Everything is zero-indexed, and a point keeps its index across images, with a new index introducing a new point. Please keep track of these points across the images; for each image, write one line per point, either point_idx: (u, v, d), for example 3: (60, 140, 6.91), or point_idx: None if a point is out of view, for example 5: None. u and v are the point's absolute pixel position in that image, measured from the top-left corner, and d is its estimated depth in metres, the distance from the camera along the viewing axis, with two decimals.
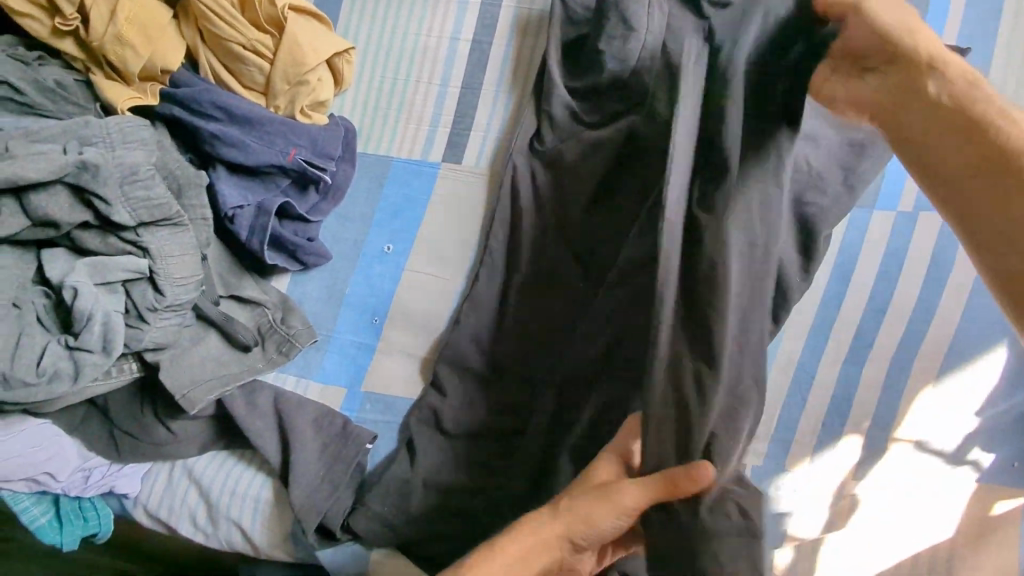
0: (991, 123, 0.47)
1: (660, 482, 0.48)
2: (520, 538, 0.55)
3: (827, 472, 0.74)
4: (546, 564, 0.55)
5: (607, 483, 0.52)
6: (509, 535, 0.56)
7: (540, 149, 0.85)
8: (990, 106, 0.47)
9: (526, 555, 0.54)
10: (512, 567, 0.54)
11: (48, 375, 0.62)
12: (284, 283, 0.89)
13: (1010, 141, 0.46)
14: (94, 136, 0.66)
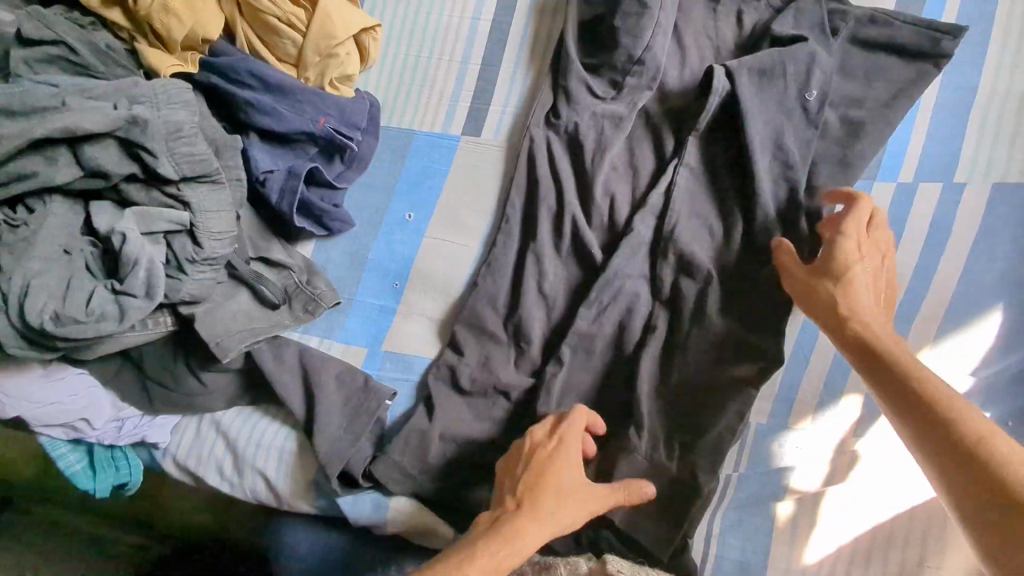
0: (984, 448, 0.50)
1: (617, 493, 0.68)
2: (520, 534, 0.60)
3: (829, 429, 0.78)
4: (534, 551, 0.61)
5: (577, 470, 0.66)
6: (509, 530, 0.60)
7: (557, 123, 0.89)
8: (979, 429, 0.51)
9: (521, 548, 0.60)
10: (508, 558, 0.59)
11: (96, 315, 0.66)
12: (309, 248, 0.93)
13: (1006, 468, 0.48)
14: (143, 96, 0.70)
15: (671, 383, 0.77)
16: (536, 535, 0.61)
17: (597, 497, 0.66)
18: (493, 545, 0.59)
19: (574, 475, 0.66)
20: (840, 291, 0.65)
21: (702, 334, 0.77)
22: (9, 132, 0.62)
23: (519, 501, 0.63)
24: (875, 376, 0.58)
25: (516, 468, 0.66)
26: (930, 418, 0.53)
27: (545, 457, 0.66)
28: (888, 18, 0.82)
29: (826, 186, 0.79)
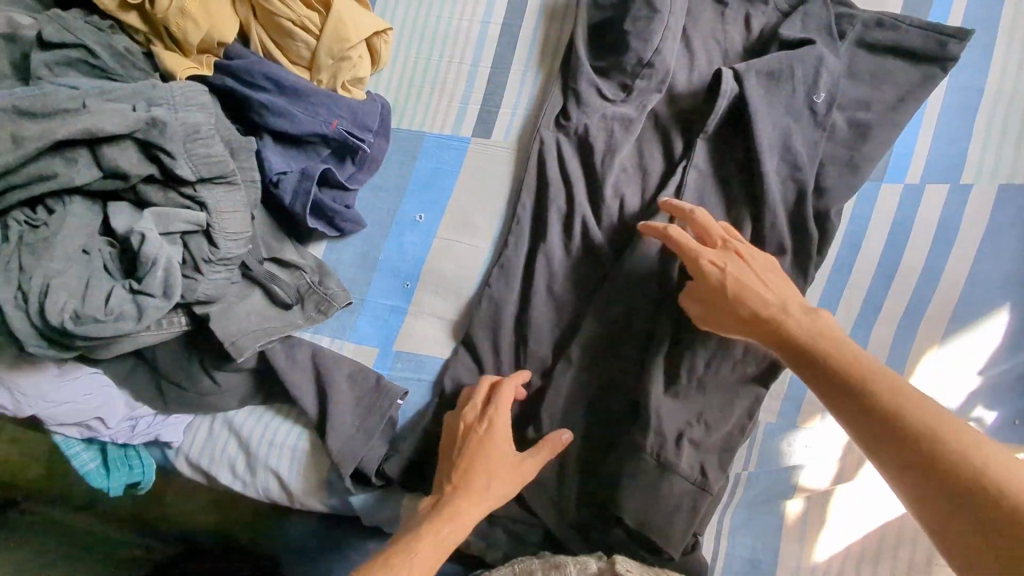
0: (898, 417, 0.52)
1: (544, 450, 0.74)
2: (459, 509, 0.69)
3: (836, 428, 0.79)
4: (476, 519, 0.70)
5: (507, 442, 0.74)
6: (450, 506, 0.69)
7: (567, 125, 0.90)
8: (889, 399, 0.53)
9: (462, 521, 0.69)
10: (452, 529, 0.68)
11: (115, 314, 0.67)
12: (320, 249, 0.94)
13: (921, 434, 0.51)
14: (161, 98, 0.71)
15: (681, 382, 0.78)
16: (473, 509, 0.70)
17: (527, 462, 0.74)
18: (438, 524, 0.68)
19: (505, 444, 0.74)
20: (750, 302, 0.64)
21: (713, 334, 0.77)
22: (31, 134, 0.63)
23: (454, 484, 0.72)
24: (801, 373, 0.60)
25: (455, 449, 0.75)
26: (872, 422, 0.53)
27: (480, 434, 0.74)
28: (895, 21, 0.83)
29: (834, 187, 0.80)
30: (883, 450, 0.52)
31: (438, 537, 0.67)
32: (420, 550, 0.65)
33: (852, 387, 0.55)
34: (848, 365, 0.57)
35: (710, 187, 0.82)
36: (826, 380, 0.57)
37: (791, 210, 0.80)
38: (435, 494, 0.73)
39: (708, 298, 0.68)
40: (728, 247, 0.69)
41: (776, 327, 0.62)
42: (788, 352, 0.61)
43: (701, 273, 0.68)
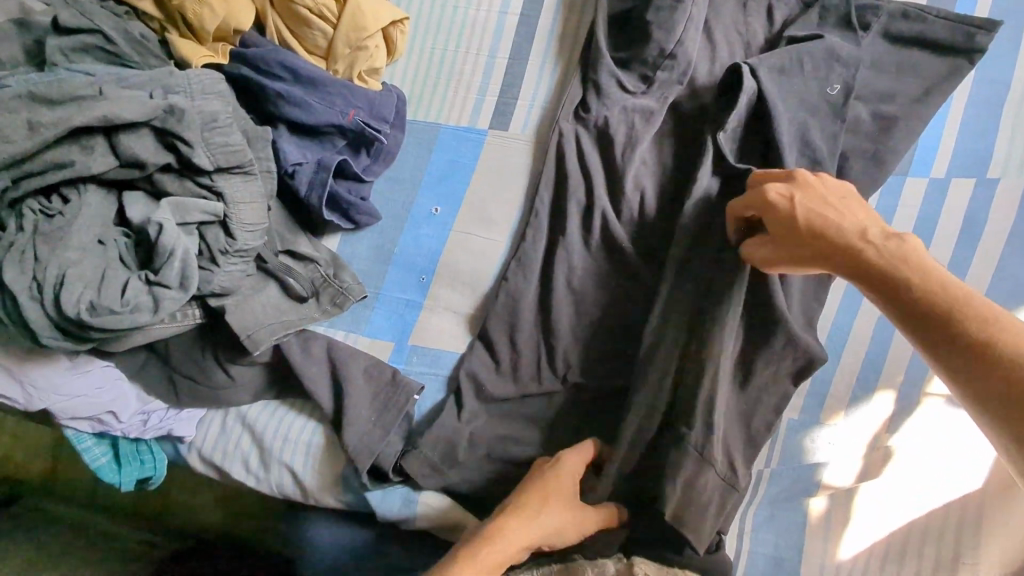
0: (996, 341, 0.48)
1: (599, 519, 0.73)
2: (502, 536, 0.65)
3: (861, 425, 0.78)
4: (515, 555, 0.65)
5: (568, 492, 0.71)
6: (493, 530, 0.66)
7: (586, 117, 0.89)
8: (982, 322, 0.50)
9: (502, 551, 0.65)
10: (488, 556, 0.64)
11: (131, 306, 0.65)
12: (334, 242, 0.93)
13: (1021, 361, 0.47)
14: (178, 86, 0.70)
15: None
16: (517, 542, 0.65)
17: (584, 519, 0.71)
18: (473, 550, 0.64)
19: (571, 495, 0.71)
20: (827, 233, 0.59)
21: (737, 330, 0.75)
22: (47, 120, 0.61)
23: (501, 507, 0.69)
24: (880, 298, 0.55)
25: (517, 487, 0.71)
26: (961, 352, 0.50)
27: (547, 475, 0.71)
28: (921, 13, 0.82)
29: (859, 181, 0.79)
30: (971, 377, 0.49)
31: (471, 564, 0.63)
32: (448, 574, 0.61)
33: (941, 313, 0.51)
34: (937, 293, 0.52)
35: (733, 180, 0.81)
36: (913, 307, 0.53)
37: None
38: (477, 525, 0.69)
39: (778, 235, 0.63)
40: (796, 179, 0.64)
41: (857, 255, 0.57)
42: (860, 280, 0.57)
43: (768, 211, 0.63)
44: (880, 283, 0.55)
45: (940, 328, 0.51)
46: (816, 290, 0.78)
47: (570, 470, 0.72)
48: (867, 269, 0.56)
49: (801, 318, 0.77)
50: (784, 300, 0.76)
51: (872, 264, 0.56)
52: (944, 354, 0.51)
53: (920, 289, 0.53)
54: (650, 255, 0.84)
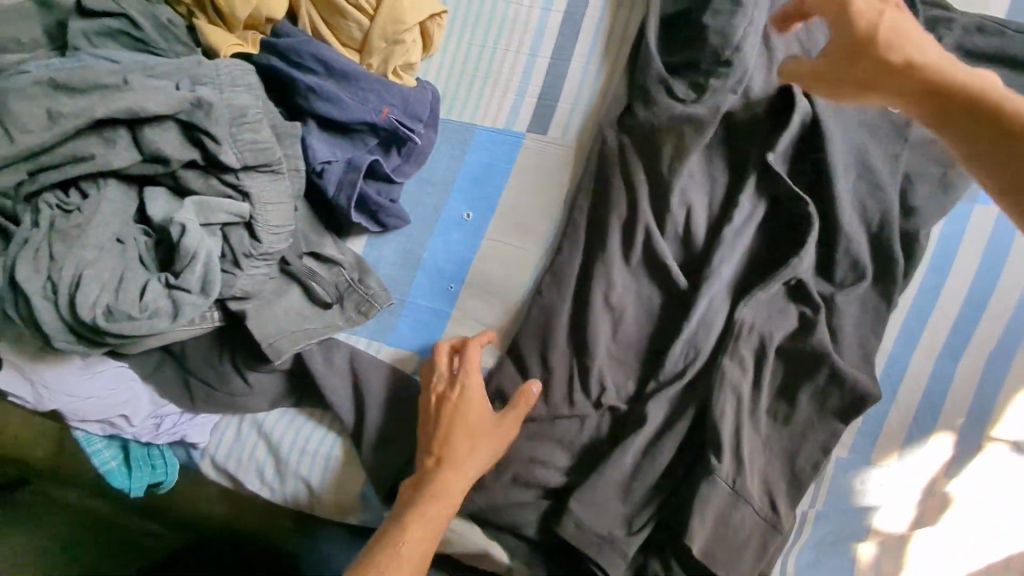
0: None
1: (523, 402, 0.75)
2: (444, 484, 0.70)
3: (917, 468, 0.73)
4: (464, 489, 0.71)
5: (490, 420, 0.74)
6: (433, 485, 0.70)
7: (631, 124, 0.83)
8: None
9: (449, 494, 0.70)
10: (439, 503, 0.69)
11: (149, 311, 0.61)
12: (359, 245, 0.88)
13: None
14: (206, 77, 0.65)
15: (750, 411, 0.73)
16: (459, 487, 0.70)
17: (504, 427, 0.74)
18: (422, 508, 0.68)
19: (484, 415, 0.74)
20: (914, 55, 0.51)
21: (787, 361, 0.74)
22: (68, 110, 0.57)
23: (437, 457, 0.71)
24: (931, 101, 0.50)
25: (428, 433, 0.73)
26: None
27: (456, 407, 0.73)
28: (999, 27, 0.76)
29: (925, 207, 0.75)
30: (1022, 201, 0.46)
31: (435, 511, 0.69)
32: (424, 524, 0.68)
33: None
34: None
35: (789, 199, 0.77)
36: (1013, 144, 0.46)
37: (875, 231, 0.76)
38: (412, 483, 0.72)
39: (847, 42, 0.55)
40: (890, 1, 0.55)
41: (954, 81, 0.49)
42: (915, 90, 0.51)
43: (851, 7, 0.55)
44: (984, 114, 0.47)
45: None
46: (872, 322, 0.75)
47: (476, 388, 0.74)
48: (945, 95, 0.49)
49: (855, 350, 0.74)
50: (837, 331, 0.74)
51: (981, 99, 0.48)
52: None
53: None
54: (696, 275, 0.80)
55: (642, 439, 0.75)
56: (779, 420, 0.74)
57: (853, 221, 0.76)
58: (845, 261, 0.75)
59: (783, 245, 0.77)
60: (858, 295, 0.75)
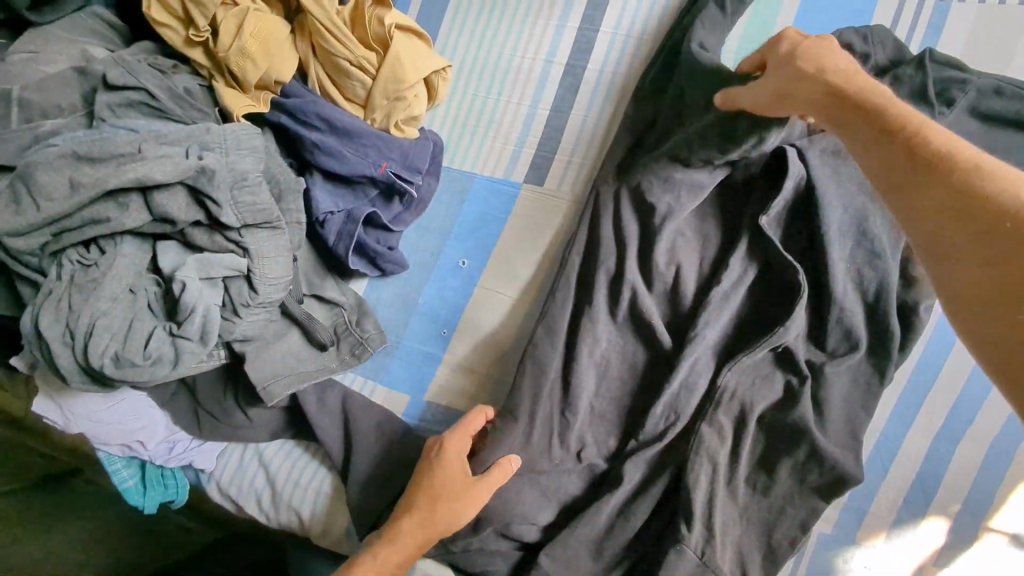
0: (918, 130, 0.48)
1: (502, 468, 0.74)
2: (400, 528, 0.71)
3: (903, 553, 0.70)
4: (418, 540, 0.71)
5: (465, 477, 0.73)
6: (392, 526, 0.72)
7: (627, 177, 0.82)
8: (912, 119, 0.50)
9: (401, 540, 0.71)
10: (391, 547, 0.71)
11: (153, 358, 0.68)
12: (362, 286, 0.93)
13: (941, 145, 0.46)
14: (214, 143, 0.72)
15: (727, 480, 0.72)
16: (416, 535, 0.71)
17: (475, 491, 0.72)
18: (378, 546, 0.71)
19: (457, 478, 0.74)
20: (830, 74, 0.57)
21: (768, 431, 0.72)
22: (87, 179, 0.65)
23: (404, 502, 0.74)
24: (828, 110, 0.56)
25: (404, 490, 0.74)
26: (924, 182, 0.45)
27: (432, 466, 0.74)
28: (1019, 90, 0.71)
29: (926, 278, 0.72)
30: (907, 190, 0.47)
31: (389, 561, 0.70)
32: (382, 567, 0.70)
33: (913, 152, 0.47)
34: (902, 114, 0.50)
35: (782, 262, 0.74)
36: (890, 146, 0.49)
37: (872, 300, 0.73)
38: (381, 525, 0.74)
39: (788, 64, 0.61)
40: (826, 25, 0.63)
41: (854, 96, 0.54)
42: (818, 98, 0.57)
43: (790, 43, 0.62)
44: (872, 121, 0.52)
45: (912, 166, 0.47)
46: (863, 396, 0.72)
47: (456, 444, 0.75)
48: (837, 96, 0.55)
49: (842, 425, 0.71)
50: (824, 404, 0.71)
51: (866, 102, 0.53)
52: (903, 194, 0.47)
53: (893, 118, 0.50)
54: (681, 335, 0.79)
55: (614, 500, 0.74)
56: (757, 490, 0.72)
57: (849, 288, 0.73)
58: (837, 331, 0.73)
59: (772, 310, 0.75)
60: (850, 366, 0.72)
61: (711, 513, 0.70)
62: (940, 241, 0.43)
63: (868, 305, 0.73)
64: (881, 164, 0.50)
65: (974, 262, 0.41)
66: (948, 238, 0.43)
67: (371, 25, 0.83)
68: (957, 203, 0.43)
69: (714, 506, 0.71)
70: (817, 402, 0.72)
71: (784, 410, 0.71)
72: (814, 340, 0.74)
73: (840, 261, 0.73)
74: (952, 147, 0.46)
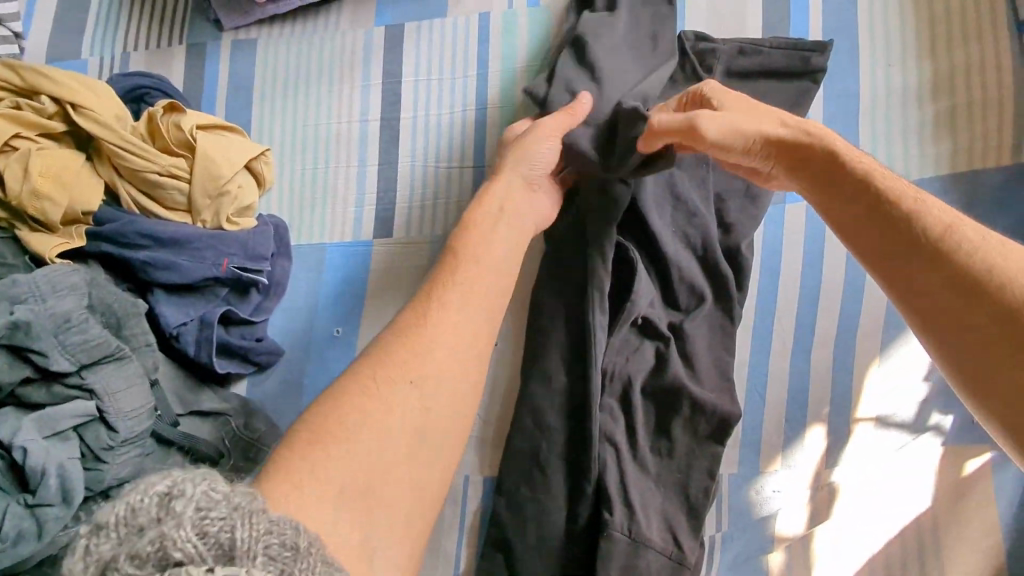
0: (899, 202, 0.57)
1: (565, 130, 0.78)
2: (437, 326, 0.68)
3: (802, 467, 0.76)
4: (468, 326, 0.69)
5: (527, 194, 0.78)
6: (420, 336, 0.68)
7: (464, 204, 0.90)
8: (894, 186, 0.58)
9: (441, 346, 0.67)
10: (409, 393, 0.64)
11: (12, 538, 0.63)
12: (242, 386, 0.88)
13: (918, 216, 0.56)
14: (25, 294, 0.69)
15: (632, 454, 0.75)
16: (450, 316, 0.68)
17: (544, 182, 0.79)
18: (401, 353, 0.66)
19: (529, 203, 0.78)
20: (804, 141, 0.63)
21: (652, 399, 0.76)
22: None
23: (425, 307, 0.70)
24: (838, 179, 0.61)
25: (472, 252, 0.73)
26: (964, 313, 0.52)
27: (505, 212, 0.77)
28: (756, 47, 0.82)
29: (738, 221, 0.80)
30: (901, 262, 0.56)
31: (445, 357, 0.66)
32: (429, 360, 0.66)
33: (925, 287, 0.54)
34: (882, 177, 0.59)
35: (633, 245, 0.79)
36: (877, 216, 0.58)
37: (704, 253, 0.79)
38: (440, 312, 0.68)
39: (752, 138, 0.65)
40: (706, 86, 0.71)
41: (848, 167, 0.60)
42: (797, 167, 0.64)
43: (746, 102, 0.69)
44: (857, 188, 0.59)
45: (889, 230, 0.57)
46: (722, 339, 0.78)
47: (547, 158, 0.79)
48: (816, 163, 0.62)
49: (713, 371, 0.77)
50: (691, 358, 0.77)
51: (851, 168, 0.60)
52: (895, 262, 0.56)
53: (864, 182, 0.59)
54: (557, 321, 0.78)
55: (540, 510, 0.75)
56: (664, 455, 0.75)
57: (680, 249, 0.79)
58: (684, 289, 0.79)
59: (619, 288, 0.79)
60: (704, 316, 0.78)
61: (628, 491, 0.73)
62: (913, 310, 0.55)
63: (705, 257, 0.79)
64: (858, 229, 0.59)
65: (939, 326, 0.53)
66: (923, 307, 0.54)
67: (170, 132, 0.83)
68: (925, 274, 0.54)
69: (628, 483, 0.73)
70: (688, 357, 0.77)
71: (662, 374, 0.76)
72: (670, 302, 0.79)
73: (665, 227, 0.80)
74: (925, 215, 0.56)
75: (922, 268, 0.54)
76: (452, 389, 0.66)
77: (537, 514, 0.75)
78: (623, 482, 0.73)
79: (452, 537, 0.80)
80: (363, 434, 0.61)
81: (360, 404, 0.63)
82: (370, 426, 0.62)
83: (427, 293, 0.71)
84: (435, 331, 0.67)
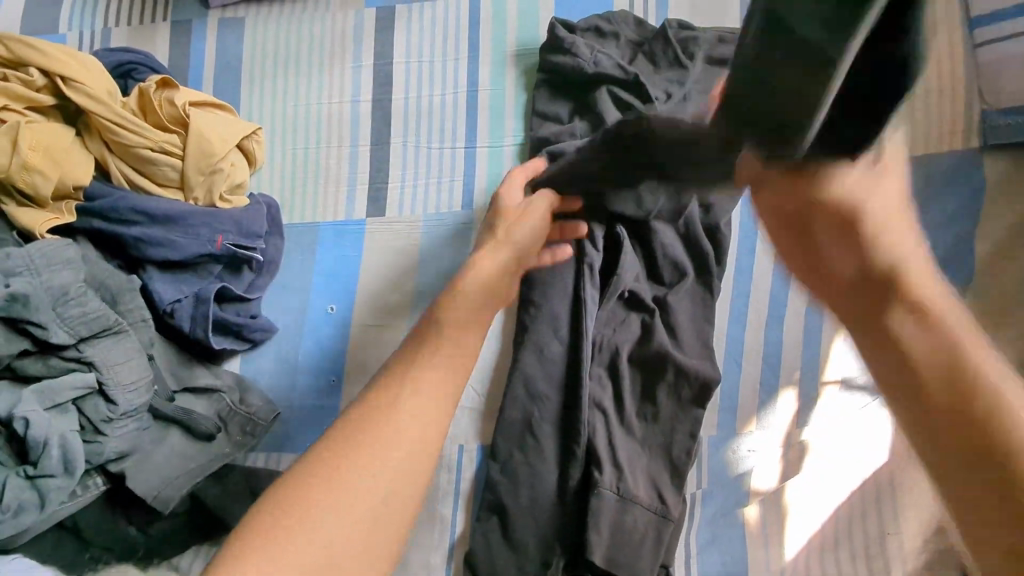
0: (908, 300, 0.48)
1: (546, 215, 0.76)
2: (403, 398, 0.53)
3: (774, 427, 0.82)
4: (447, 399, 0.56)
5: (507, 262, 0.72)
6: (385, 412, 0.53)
7: (456, 183, 0.92)
8: (914, 298, 0.47)
9: (412, 422, 0.52)
10: (366, 486, 0.49)
11: (13, 509, 0.63)
12: (236, 363, 0.89)
13: (937, 317, 0.47)
14: (18, 267, 0.69)
15: (620, 419, 0.80)
16: (424, 384, 0.55)
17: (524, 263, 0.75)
18: (359, 434, 0.51)
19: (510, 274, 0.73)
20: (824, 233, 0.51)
21: (639, 367, 0.81)
22: None
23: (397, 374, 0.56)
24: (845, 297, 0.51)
25: (452, 320, 0.61)
26: (953, 427, 0.43)
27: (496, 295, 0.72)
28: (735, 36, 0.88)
29: None
30: (902, 391, 0.46)
31: (408, 444, 0.51)
32: (393, 451, 0.51)
33: (953, 358, 0.45)
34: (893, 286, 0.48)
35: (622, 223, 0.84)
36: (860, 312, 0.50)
37: (686, 231, 0.85)
38: (412, 391, 0.54)
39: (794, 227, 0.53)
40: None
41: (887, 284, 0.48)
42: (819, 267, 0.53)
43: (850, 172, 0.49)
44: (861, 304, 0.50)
45: (859, 311, 0.50)
46: (702, 310, 0.83)
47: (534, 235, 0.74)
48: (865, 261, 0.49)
49: (695, 340, 0.82)
50: (675, 328, 0.81)
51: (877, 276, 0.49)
52: (907, 389, 0.46)
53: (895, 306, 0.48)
54: (549, 295, 0.83)
55: (532, 471, 0.79)
56: (649, 420, 0.80)
57: (664, 227, 0.84)
58: (668, 264, 0.84)
59: (607, 264, 0.84)
60: (686, 290, 0.83)
61: (616, 452, 0.78)
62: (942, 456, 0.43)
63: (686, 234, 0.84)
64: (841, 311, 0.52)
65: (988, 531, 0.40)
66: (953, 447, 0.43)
67: (162, 108, 0.83)
68: (922, 392, 0.45)
69: (617, 445, 0.78)
70: (671, 327, 0.82)
71: (647, 344, 0.81)
72: (654, 277, 0.84)
73: None
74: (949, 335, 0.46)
75: (884, 355, 0.48)
76: (415, 489, 0.51)
77: (530, 477, 0.79)
78: (612, 445, 0.78)
79: (448, 504, 0.83)
80: (301, 537, 0.47)
81: (303, 506, 0.48)
82: (313, 534, 0.47)
83: (400, 368, 0.56)
84: (405, 400, 0.53)
